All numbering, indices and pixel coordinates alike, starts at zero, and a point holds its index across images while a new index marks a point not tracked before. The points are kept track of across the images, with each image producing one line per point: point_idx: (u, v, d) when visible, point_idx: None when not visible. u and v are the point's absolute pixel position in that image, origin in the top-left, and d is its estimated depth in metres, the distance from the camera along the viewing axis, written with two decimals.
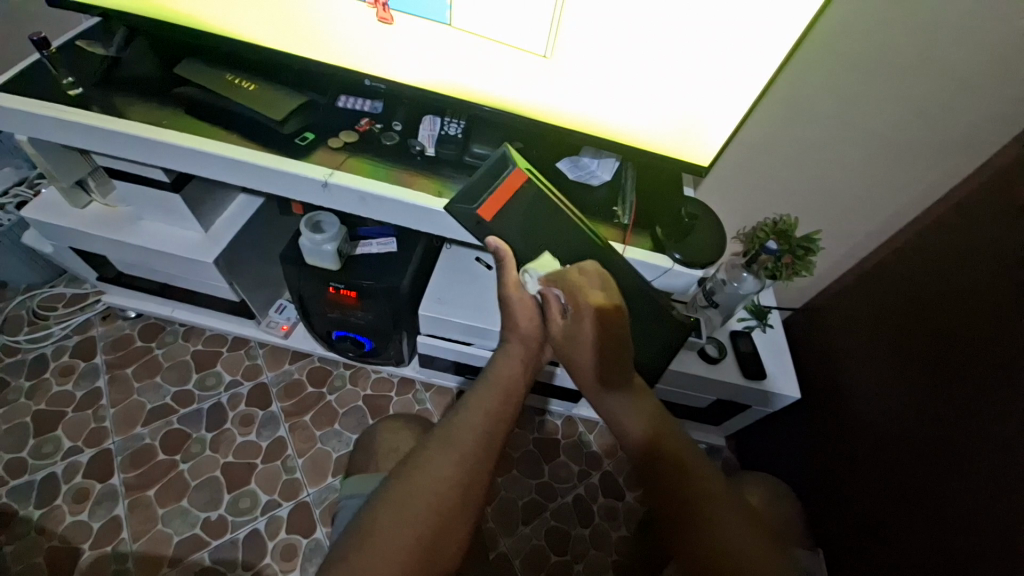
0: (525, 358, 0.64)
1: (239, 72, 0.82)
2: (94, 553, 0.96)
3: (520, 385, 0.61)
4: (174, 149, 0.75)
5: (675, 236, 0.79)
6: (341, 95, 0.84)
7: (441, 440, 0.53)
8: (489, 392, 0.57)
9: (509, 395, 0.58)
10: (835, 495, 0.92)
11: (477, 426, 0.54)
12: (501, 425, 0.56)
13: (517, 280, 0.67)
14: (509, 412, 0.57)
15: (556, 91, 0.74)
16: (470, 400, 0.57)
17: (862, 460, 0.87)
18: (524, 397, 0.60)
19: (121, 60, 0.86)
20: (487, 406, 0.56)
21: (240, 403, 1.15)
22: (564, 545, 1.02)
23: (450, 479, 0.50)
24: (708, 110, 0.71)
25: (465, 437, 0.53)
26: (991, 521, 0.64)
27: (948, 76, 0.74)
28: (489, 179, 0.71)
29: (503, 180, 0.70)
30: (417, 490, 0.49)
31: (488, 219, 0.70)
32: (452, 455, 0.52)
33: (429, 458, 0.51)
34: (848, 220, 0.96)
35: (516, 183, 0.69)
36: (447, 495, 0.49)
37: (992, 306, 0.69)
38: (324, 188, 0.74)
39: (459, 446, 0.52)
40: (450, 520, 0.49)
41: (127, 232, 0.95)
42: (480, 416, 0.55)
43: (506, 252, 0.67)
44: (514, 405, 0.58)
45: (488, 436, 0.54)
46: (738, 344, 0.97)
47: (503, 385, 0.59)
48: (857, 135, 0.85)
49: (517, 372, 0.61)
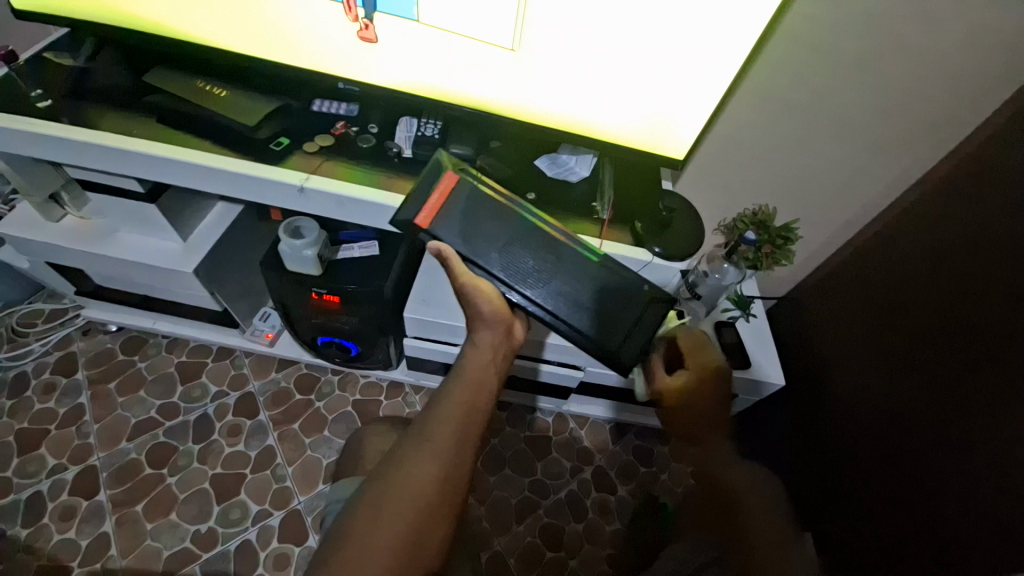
0: (496, 345, 0.61)
1: (211, 79, 0.81)
2: (83, 571, 0.95)
3: (494, 373, 0.58)
4: (146, 159, 0.74)
5: (654, 230, 0.80)
6: (316, 99, 0.84)
7: (418, 437, 0.53)
8: (459, 385, 0.56)
9: (482, 387, 0.56)
10: (822, 479, 0.94)
11: (452, 421, 0.53)
12: (476, 416, 0.55)
13: (466, 270, 0.65)
14: (482, 402, 0.55)
15: (531, 88, 0.74)
16: (442, 396, 0.56)
17: (848, 443, 0.89)
18: (498, 386, 0.58)
19: (90, 70, 0.84)
20: (459, 399, 0.55)
21: (227, 413, 1.14)
22: (558, 542, 1.03)
23: (428, 475, 0.50)
24: (682, 104, 0.72)
25: (441, 432, 0.53)
26: (977, 498, 0.66)
27: (917, 64, 0.76)
28: (424, 187, 0.72)
29: (436, 185, 0.71)
30: (399, 489, 0.49)
31: (427, 225, 0.69)
32: (430, 452, 0.51)
33: (408, 456, 0.51)
34: (825, 208, 0.97)
35: (450, 185, 0.71)
36: (427, 491, 0.49)
37: (969, 289, 0.70)
38: (300, 193, 0.74)
39: (435, 442, 0.52)
40: (432, 518, 0.49)
41: (104, 245, 0.93)
42: (453, 409, 0.54)
43: (448, 251, 0.66)
44: (488, 396, 0.56)
45: (463, 429, 0.53)
46: (723, 334, 0.97)
47: (473, 375, 0.56)
48: (829, 124, 0.86)
49: (488, 361, 0.59)
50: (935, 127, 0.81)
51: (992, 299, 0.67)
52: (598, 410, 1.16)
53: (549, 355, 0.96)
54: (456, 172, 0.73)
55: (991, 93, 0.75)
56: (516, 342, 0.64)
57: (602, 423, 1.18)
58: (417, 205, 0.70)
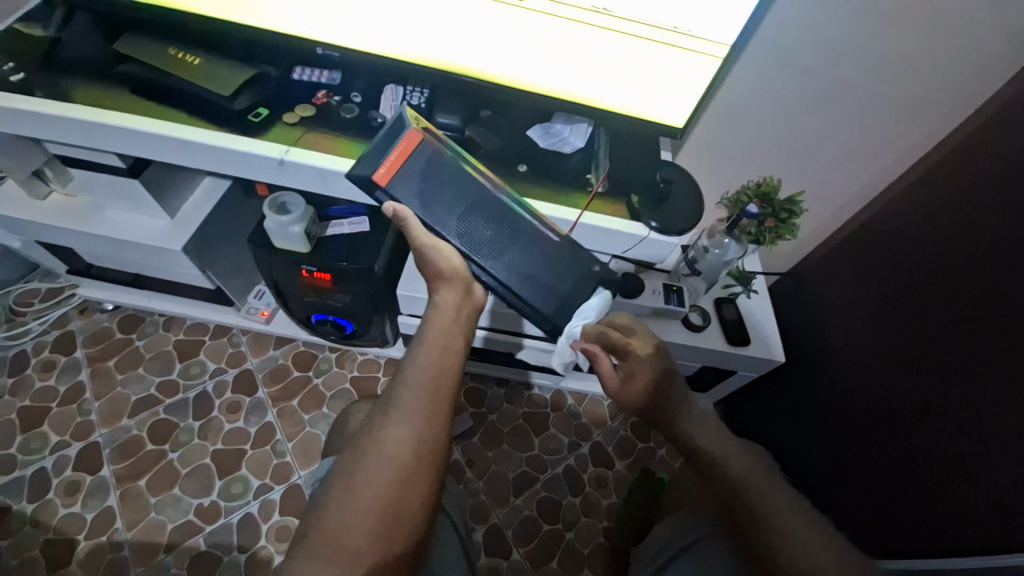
0: (459, 305, 0.61)
1: (185, 46, 0.78)
2: (89, 544, 0.97)
3: (459, 336, 0.58)
4: (120, 132, 0.71)
5: (652, 203, 0.77)
6: (296, 67, 0.80)
7: (390, 407, 0.53)
8: (425, 350, 0.56)
9: (449, 350, 0.56)
10: (814, 451, 0.94)
11: (421, 388, 0.53)
12: (445, 379, 0.55)
13: (427, 233, 0.64)
14: (450, 366, 0.55)
15: (512, 45, 0.69)
16: (410, 361, 0.56)
17: (843, 417, 0.88)
18: (465, 348, 0.58)
19: (61, 39, 0.81)
20: (426, 365, 0.55)
21: (226, 390, 1.14)
22: (555, 515, 1.04)
23: (403, 443, 0.50)
24: (684, 64, 0.68)
25: (409, 399, 0.53)
26: (989, 483, 0.64)
27: (939, 19, 0.70)
28: (384, 146, 0.69)
29: (395, 144, 0.68)
30: (374, 457, 0.50)
31: (385, 185, 0.66)
32: (407, 420, 0.52)
33: (381, 427, 0.52)
34: (831, 180, 0.94)
35: (411, 144, 0.68)
36: (405, 458, 0.50)
37: (990, 268, 0.66)
38: (281, 167, 0.71)
39: (404, 409, 0.52)
40: (409, 483, 0.49)
41: (90, 222, 0.92)
42: (420, 376, 0.54)
43: (404, 210, 0.64)
44: (455, 357, 0.56)
45: (434, 394, 0.53)
46: (723, 311, 0.95)
47: (438, 340, 0.56)
48: (835, 88, 0.82)
49: (451, 323, 0.59)
50: (952, 92, 0.76)
51: (1015, 281, 0.63)
52: (595, 386, 1.16)
53: (530, 330, 0.95)
54: (418, 132, 0.69)
55: (1020, 48, 0.69)
56: (477, 298, 0.64)
57: (600, 399, 1.18)
58: (376, 163, 0.67)
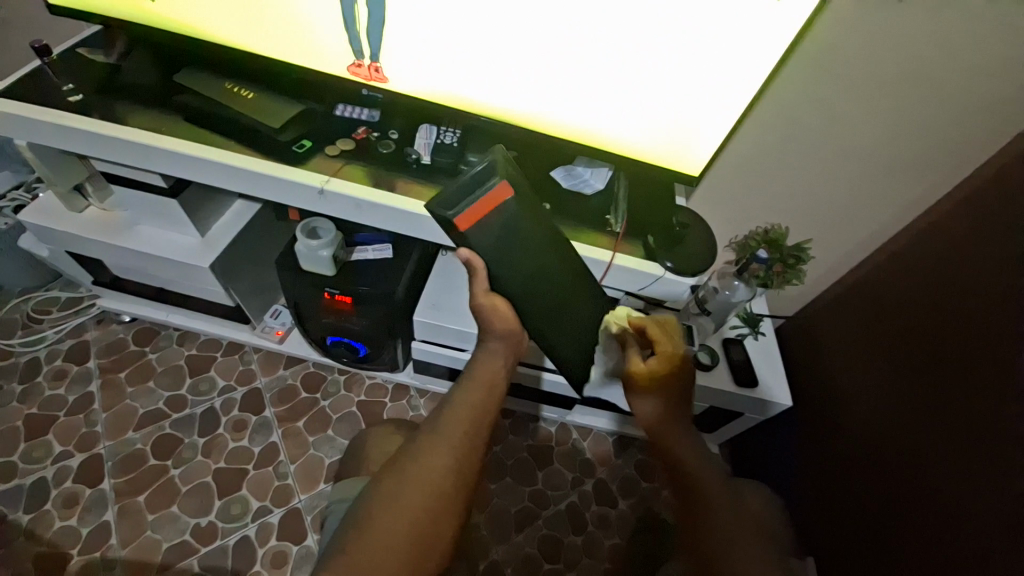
0: (506, 352, 0.67)
1: (238, 81, 0.84)
2: (83, 559, 0.96)
3: (503, 377, 0.64)
4: (168, 154, 0.75)
5: (666, 243, 0.81)
6: (339, 104, 0.85)
7: (429, 437, 0.56)
8: (472, 386, 0.61)
9: (493, 388, 0.62)
10: (825, 489, 0.93)
11: (464, 419, 0.58)
12: (485, 414, 0.59)
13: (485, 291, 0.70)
14: (494, 402, 0.61)
15: (546, 97, 0.75)
16: (455, 394, 0.61)
17: (854, 450, 0.88)
18: (506, 391, 0.63)
19: (121, 66, 0.87)
20: (471, 400, 0.59)
21: (233, 408, 1.15)
22: (556, 554, 1.02)
23: (442, 473, 0.53)
24: (699, 117, 0.73)
25: (453, 431, 0.56)
26: (988, 538, 0.63)
27: (938, 91, 0.76)
28: (473, 186, 0.70)
29: (486, 191, 0.69)
30: (414, 486, 0.52)
31: (460, 229, 0.69)
32: (442, 448, 0.55)
33: (423, 456, 0.54)
34: (836, 230, 0.98)
35: (498, 198, 0.70)
36: (443, 486, 0.53)
37: (986, 322, 0.68)
38: (320, 195, 0.76)
39: (448, 439, 0.56)
40: (443, 514, 0.52)
41: (123, 237, 0.95)
42: (465, 409, 0.58)
43: (476, 263, 0.69)
44: (497, 395, 0.62)
45: (472, 428, 0.57)
46: (730, 351, 0.97)
47: (485, 379, 0.62)
48: (840, 144, 0.87)
49: (498, 365, 0.65)
50: (951, 154, 0.81)
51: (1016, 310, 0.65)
52: (601, 421, 1.16)
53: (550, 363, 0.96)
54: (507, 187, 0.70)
55: (1014, 116, 0.74)
56: (523, 350, 0.70)
57: (606, 434, 1.18)
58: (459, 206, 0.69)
